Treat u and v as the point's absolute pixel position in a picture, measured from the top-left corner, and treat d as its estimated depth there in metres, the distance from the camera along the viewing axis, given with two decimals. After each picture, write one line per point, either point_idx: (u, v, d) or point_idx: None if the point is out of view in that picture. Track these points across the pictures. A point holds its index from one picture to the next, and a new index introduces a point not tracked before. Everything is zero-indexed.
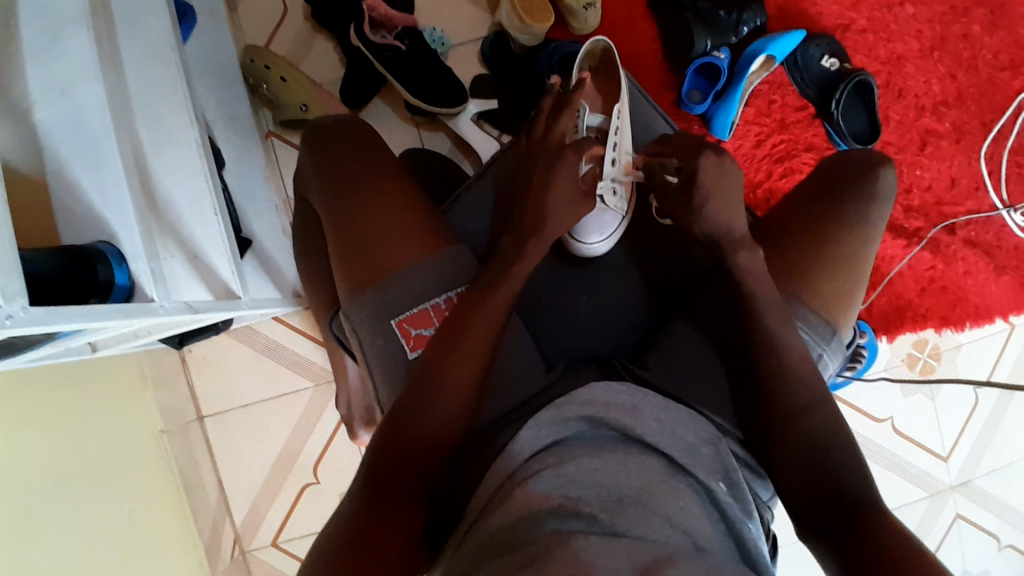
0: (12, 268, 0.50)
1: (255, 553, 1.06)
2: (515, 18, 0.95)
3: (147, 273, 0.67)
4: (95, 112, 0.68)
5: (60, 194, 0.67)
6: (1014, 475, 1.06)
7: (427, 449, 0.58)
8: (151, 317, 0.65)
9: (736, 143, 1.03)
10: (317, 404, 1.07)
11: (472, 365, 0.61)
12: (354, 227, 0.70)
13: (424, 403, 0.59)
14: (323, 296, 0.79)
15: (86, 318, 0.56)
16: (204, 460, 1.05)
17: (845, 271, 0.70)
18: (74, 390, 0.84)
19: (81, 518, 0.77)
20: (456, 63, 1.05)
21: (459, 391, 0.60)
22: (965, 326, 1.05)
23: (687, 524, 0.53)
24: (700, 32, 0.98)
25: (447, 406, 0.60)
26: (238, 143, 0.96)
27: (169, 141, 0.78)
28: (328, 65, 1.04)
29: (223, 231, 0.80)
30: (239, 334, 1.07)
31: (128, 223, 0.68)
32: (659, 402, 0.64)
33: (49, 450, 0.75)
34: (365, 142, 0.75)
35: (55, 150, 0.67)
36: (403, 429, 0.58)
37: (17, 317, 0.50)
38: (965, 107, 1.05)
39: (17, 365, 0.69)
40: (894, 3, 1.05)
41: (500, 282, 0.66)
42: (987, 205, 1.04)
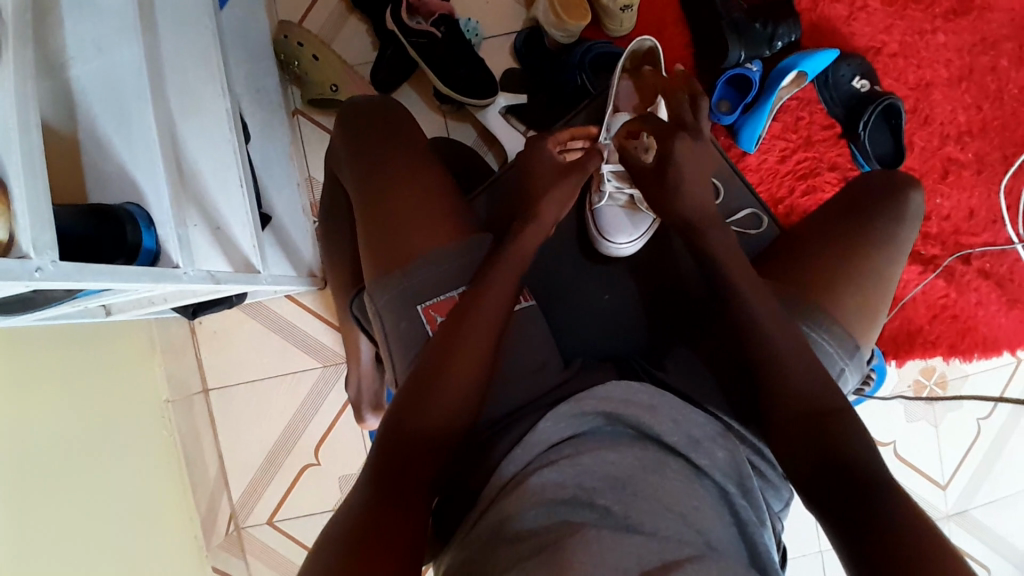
0: (43, 222, 0.49)
1: (250, 530, 1.06)
2: (552, 15, 0.95)
3: (174, 239, 0.66)
4: (129, 74, 0.67)
5: (91, 155, 0.67)
6: (1010, 507, 1.07)
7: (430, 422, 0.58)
8: (174, 283, 0.64)
9: (760, 157, 1.03)
10: (323, 385, 1.07)
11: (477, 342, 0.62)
12: (381, 210, 0.70)
13: (434, 389, 0.59)
14: (345, 276, 0.79)
15: (113, 277, 0.56)
16: (207, 433, 1.05)
17: (868, 285, 0.70)
18: (84, 353, 0.83)
19: (82, 481, 0.77)
20: (488, 55, 1.04)
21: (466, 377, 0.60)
22: (973, 356, 1.05)
23: (702, 525, 0.53)
24: (734, 43, 0.98)
25: (457, 392, 0.60)
26: (266, 118, 0.96)
27: (198, 110, 0.78)
28: (359, 49, 1.04)
29: (247, 204, 0.79)
30: (249, 309, 1.06)
31: (156, 186, 0.67)
32: (677, 404, 0.64)
33: (57, 411, 0.75)
34: (396, 126, 0.75)
35: (88, 110, 0.67)
36: (409, 420, 0.58)
37: (45, 271, 0.49)
38: (989, 138, 1.05)
39: (33, 323, 0.69)
40: (926, 30, 1.05)
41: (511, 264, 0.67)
42: (1004, 238, 1.05)
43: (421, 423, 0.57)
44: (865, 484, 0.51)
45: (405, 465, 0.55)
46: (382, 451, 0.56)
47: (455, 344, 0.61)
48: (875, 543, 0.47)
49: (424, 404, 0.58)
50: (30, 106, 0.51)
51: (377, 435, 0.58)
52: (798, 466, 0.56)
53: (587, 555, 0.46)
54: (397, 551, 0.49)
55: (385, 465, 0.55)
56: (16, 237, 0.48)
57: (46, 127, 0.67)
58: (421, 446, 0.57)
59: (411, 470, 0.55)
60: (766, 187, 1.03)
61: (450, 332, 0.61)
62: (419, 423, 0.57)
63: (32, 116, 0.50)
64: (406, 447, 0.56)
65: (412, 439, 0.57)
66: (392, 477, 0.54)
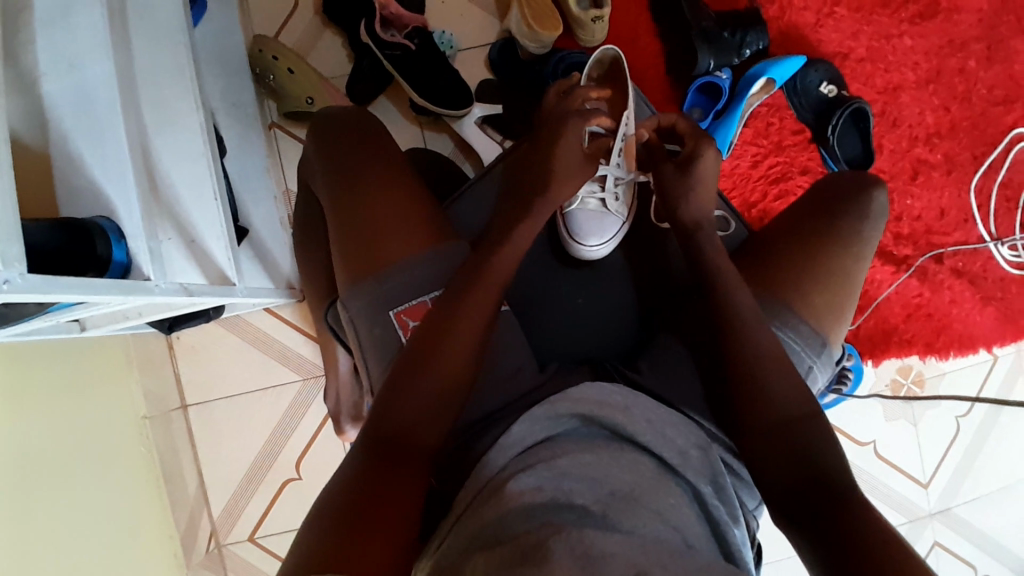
0: (12, 236, 0.49)
1: (231, 547, 1.05)
2: (525, 26, 0.97)
3: (145, 252, 0.67)
4: (101, 88, 0.68)
5: (62, 169, 0.67)
6: (991, 503, 1.08)
7: (412, 430, 0.57)
8: (146, 296, 0.64)
9: (733, 162, 1.05)
10: (304, 397, 1.06)
11: (455, 347, 0.60)
12: (354, 216, 0.70)
13: (413, 380, 0.58)
14: (321, 287, 0.80)
15: (84, 291, 0.56)
16: (186, 450, 1.04)
17: (837, 283, 0.71)
18: (59, 371, 0.83)
19: (58, 498, 0.76)
20: (463, 66, 1.05)
21: (453, 372, 0.60)
22: (949, 353, 1.07)
23: (676, 522, 0.53)
24: (703, 51, 1.00)
25: (439, 386, 0.59)
26: (242, 132, 0.97)
27: (171, 123, 0.78)
28: (336, 61, 1.05)
29: (221, 216, 0.79)
30: (229, 323, 1.06)
31: (129, 199, 0.67)
32: (650, 404, 0.64)
33: (33, 428, 0.75)
34: (369, 132, 0.76)
35: (60, 124, 0.67)
36: (387, 412, 0.57)
37: (14, 283, 0.49)
38: (958, 139, 1.08)
39: (6, 340, 0.69)
40: (893, 35, 1.08)
41: (482, 265, 0.66)
42: (976, 236, 1.07)
43: (401, 413, 0.57)
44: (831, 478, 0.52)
45: (398, 457, 0.55)
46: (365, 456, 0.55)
47: (441, 343, 0.60)
48: (838, 534, 0.48)
49: (404, 395, 0.58)
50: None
51: (361, 439, 0.56)
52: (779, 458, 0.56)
53: (572, 557, 0.46)
54: (384, 538, 0.49)
55: (368, 464, 0.54)
56: None
57: (18, 143, 0.67)
58: (400, 437, 0.56)
59: (399, 464, 0.55)
60: (740, 192, 1.05)
61: (427, 329, 0.61)
62: (397, 412, 0.57)
63: None
64: (389, 439, 0.56)
65: (390, 431, 0.56)
66: (378, 470, 0.54)
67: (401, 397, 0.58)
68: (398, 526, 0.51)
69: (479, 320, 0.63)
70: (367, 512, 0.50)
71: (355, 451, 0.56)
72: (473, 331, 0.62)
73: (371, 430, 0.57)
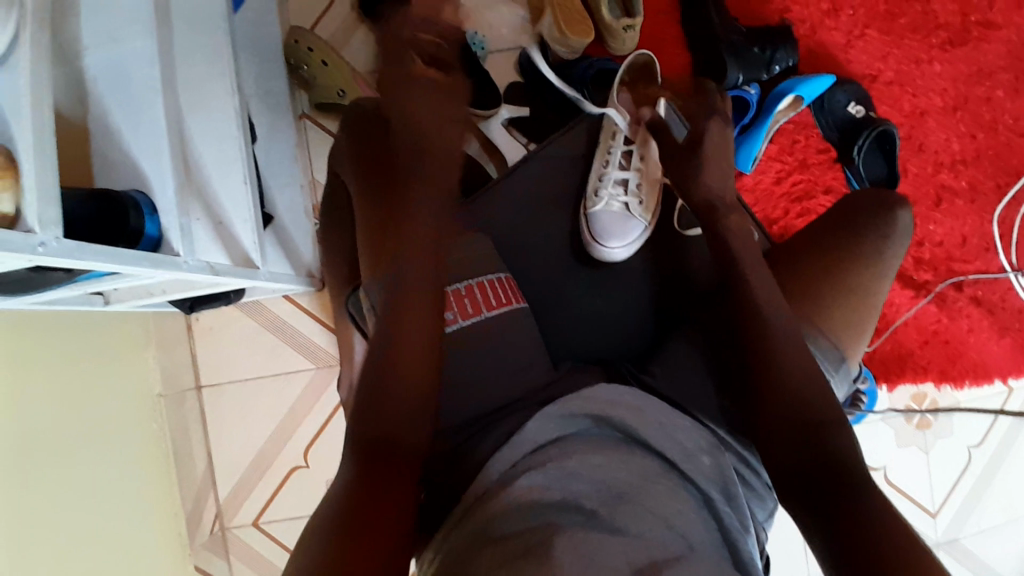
0: (50, 198, 0.51)
1: (234, 531, 1.05)
2: (556, 31, 0.98)
3: (175, 227, 0.68)
4: (141, 65, 0.69)
5: (99, 142, 0.69)
6: (999, 537, 1.06)
7: (393, 418, 0.58)
8: (173, 270, 0.65)
9: (756, 177, 1.05)
10: (316, 386, 1.07)
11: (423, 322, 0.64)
12: (380, 207, 0.72)
13: (387, 380, 0.59)
14: (343, 275, 0.81)
15: (115, 260, 0.57)
16: (196, 431, 1.05)
17: (855, 300, 0.71)
18: (79, 343, 0.84)
19: (70, 468, 0.77)
20: (493, 68, 1.07)
21: (419, 366, 0.62)
22: (964, 383, 1.06)
23: (684, 528, 0.53)
24: (733, 65, 1.01)
25: (407, 380, 0.60)
26: (273, 121, 0.98)
27: (205, 104, 0.79)
28: (368, 56, 1.07)
29: (250, 201, 0.81)
30: (246, 308, 1.07)
31: (162, 175, 0.69)
32: (661, 407, 0.65)
33: (50, 396, 0.76)
34: (397, 126, 0.77)
35: (100, 98, 0.69)
36: (368, 419, 0.58)
37: (49, 246, 0.50)
38: (983, 167, 1.07)
39: (31, 306, 0.70)
40: (922, 60, 1.08)
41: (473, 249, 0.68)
42: (997, 266, 1.06)
43: (379, 415, 0.58)
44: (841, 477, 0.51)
45: (385, 458, 0.55)
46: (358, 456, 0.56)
47: (407, 320, 0.63)
48: (848, 539, 0.48)
49: (380, 399, 0.59)
50: (44, 86, 0.52)
51: (352, 441, 0.58)
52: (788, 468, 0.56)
53: (573, 556, 0.46)
54: (386, 528, 0.50)
55: (363, 462, 0.55)
56: (22, 212, 0.49)
57: (58, 115, 0.69)
58: (383, 437, 0.57)
59: (390, 454, 0.56)
60: (762, 208, 1.05)
61: (392, 324, 0.63)
62: (379, 406, 0.59)
63: (45, 95, 0.52)
64: (374, 443, 0.56)
65: (375, 434, 0.57)
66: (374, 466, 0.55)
67: (374, 401, 0.59)
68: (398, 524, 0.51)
69: (427, 299, 0.66)
70: (367, 519, 0.50)
71: (348, 455, 0.57)
72: (430, 304, 0.65)
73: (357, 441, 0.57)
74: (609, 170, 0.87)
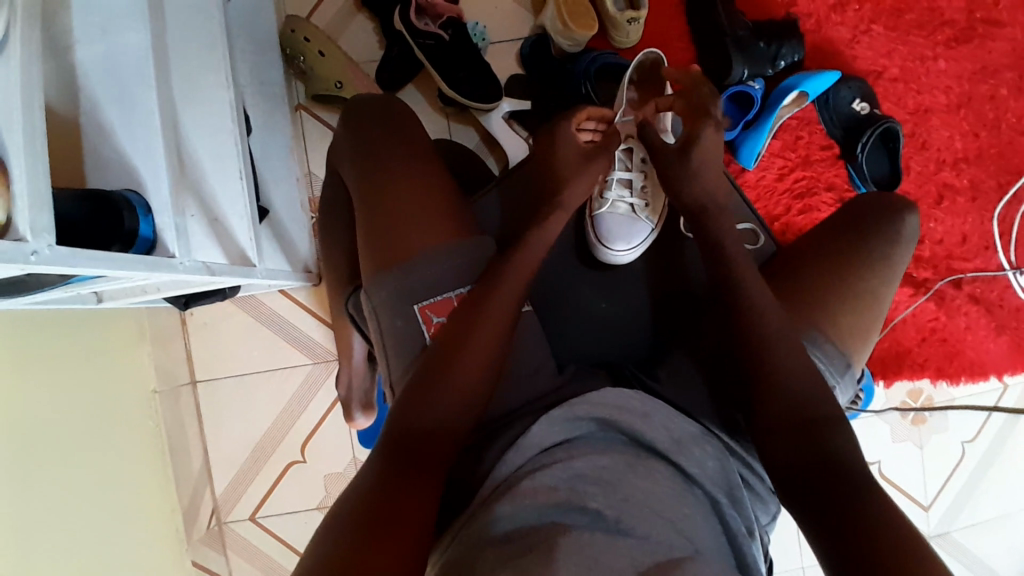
0: (43, 204, 0.49)
1: (231, 526, 1.05)
2: (559, 23, 0.96)
3: (171, 228, 0.66)
4: (135, 61, 0.67)
5: (91, 139, 0.67)
6: (990, 531, 1.08)
7: (440, 427, 0.57)
8: (169, 272, 0.64)
9: (759, 174, 1.05)
10: (314, 380, 1.06)
11: (489, 336, 0.62)
12: (381, 202, 0.70)
13: (435, 384, 0.59)
14: (343, 274, 0.79)
15: (109, 264, 0.55)
16: (192, 425, 1.04)
17: (864, 307, 0.71)
18: (72, 339, 0.83)
19: (65, 469, 0.76)
20: (493, 60, 1.05)
21: (477, 377, 0.61)
22: (960, 380, 1.06)
23: (690, 532, 0.53)
24: (737, 60, 1.00)
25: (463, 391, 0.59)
26: (268, 111, 0.96)
27: (199, 99, 0.77)
28: (365, 46, 1.04)
29: (245, 196, 0.79)
30: (242, 302, 1.06)
31: (157, 174, 0.67)
32: (669, 413, 0.64)
33: (44, 397, 0.74)
34: (400, 124, 0.75)
35: (92, 93, 0.67)
36: (408, 415, 0.57)
37: (42, 254, 0.49)
38: (984, 166, 1.07)
39: (21, 307, 0.68)
40: (927, 56, 1.07)
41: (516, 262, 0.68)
42: (995, 264, 1.06)
43: (422, 415, 0.57)
44: (833, 486, 0.52)
45: (420, 459, 0.55)
46: (389, 455, 0.55)
47: (470, 333, 0.62)
48: (841, 546, 0.48)
49: (426, 398, 0.58)
50: (35, 87, 0.50)
51: (385, 438, 0.57)
52: (791, 473, 0.56)
53: (576, 560, 0.46)
54: (411, 530, 0.49)
55: (392, 462, 0.54)
56: (13, 219, 0.48)
57: (48, 110, 0.67)
58: (424, 438, 0.56)
59: (424, 461, 0.55)
60: (764, 205, 1.05)
61: (453, 332, 0.62)
62: (427, 412, 0.58)
63: (37, 96, 0.50)
64: (411, 442, 0.56)
65: (410, 433, 0.56)
66: (402, 467, 0.54)
67: (419, 399, 0.58)
68: (416, 523, 0.50)
69: (503, 322, 0.64)
70: (390, 520, 0.49)
71: (377, 452, 0.56)
72: (499, 323, 0.63)
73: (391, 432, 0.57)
74: (608, 176, 0.86)
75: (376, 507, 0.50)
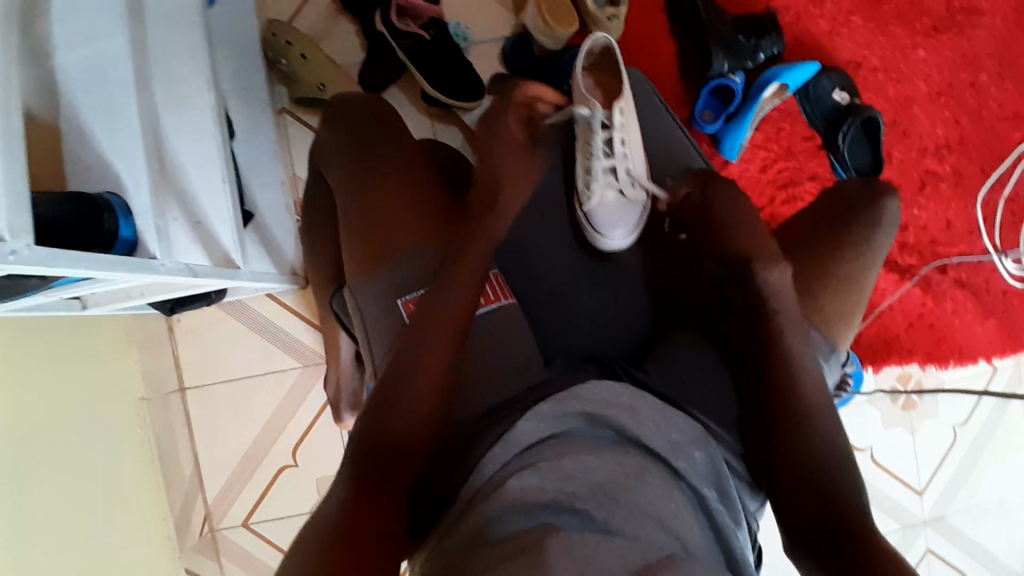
0: (20, 205, 0.49)
1: (223, 532, 1.04)
2: (540, 20, 0.96)
3: (152, 230, 0.66)
4: (115, 64, 0.67)
5: (71, 143, 0.67)
6: (985, 518, 1.08)
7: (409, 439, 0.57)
8: (151, 274, 0.64)
9: (742, 166, 1.05)
10: (304, 384, 1.06)
11: (451, 342, 0.60)
12: (362, 204, 0.71)
13: (403, 392, 0.58)
14: (329, 272, 0.79)
15: (90, 266, 0.55)
16: (182, 432, 1.04)
17: (848, 290, 0.71)
18: (58, 347, 0.82)
19: (54, 476, 0.75)
20: (476, 60, 1.05)
21: (439, 373, 0.59)
22: (949, 363, 1.07)
23: (678, 529, 0.53)
24: (717, 52, 1.00)
25: (428, 389, 0.58)
26: (252, 115, 0.96)
27: (181, 101, 0.77)
28: (348, 48, 1.04)
29: (229, 199, 0.79)
30: (230, 308, 1.05)
31: (138, 176, 0.67)
32: (656, 405, 0.64)
33: (30, 405, 0.74)
34: (382, 123, 0.75)
35: (71, 98, 0.67)
36: (379, 420, 0.57)
37: (20, 254, 0.48)
38: (966, 152, 1.08)
39: (3, 314, 0.68)
40: (907, 46, 1.08)
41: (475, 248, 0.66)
42: (980, 249, 1.07)
43: (393, 420, 0.57)
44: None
45: (393, 466, 0.55)
46: (361, 470, 0.55)
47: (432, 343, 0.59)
48: None
49: (391, 405, 0.57)
50: (12, 89, 0.50)
51: (355, 452, 0.56)
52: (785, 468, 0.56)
53: (569, 564, 0.45)
54: (381, 549, 0.50)
55: (364, 477, 0.54)
56: None
57: (28, 116, 0.67)
58: (396, 445, 0.56)
59: (394, 472, 0.55)
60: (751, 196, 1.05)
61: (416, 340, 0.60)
62: (394, 423, 0.57)
63: (13, 99, 0.50)
64: (382, 448, 0.56)
65: (379, 446, 0.56)
66: (372, 483, 0.54)
67: (387, 411, 0.57)
68: (391, 540, 0.51)
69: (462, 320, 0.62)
70: (362, 540, 0.50)
71: (348, 466, 0.55)
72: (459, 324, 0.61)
73: (363, 437, 0.57)
74: (594, 161, 0.85)
75: (350, 529, 0.50)
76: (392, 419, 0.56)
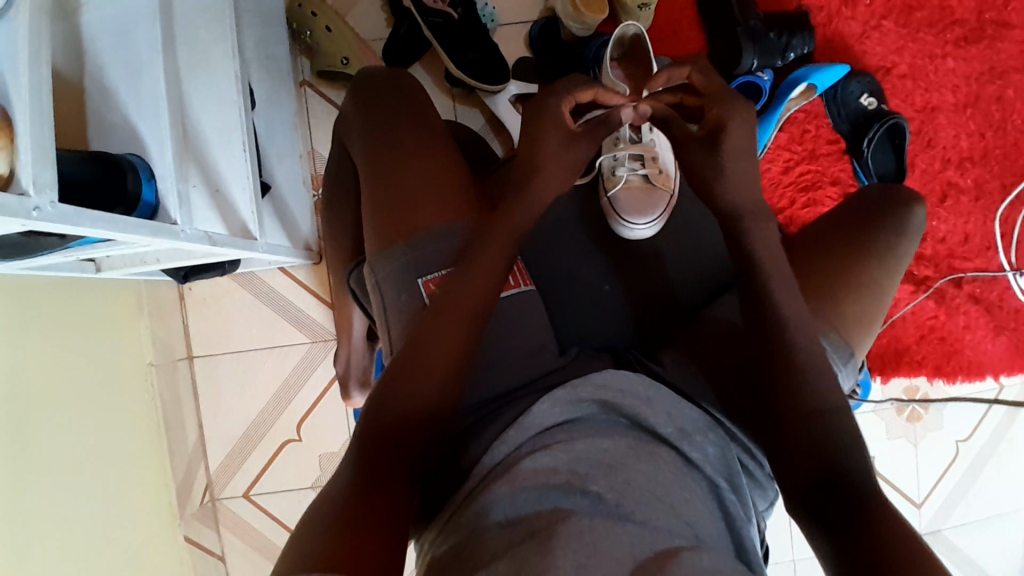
0: (46, 160, 0.48)
1: (225, 502, 1.05)
2: (570, 6, 0.95)
3: (174, 194, 0.65)
4: (142, 26, 0.66)
5: (95, 102, 0.66)
6: (982, 532, 1.08)
7: (415, 423, 0.57)
8: (171, 239, 0.63)
9: (764, 166, 1.05)
10: (312, 359, 1.05)
11: (462, 325, 0.62)
12: (385, 182, 0.70)
13: (411, 374, 0.59)
14: (346, 248, 0.79)
15: (112, 227, 0.55)
16: (188, 400, 1.04)
17: (868, 295, 0.70)
18: (69, 308, 0.82)
19: (60, 438, 0.75)
20: (502, 42, 1.04)
21: (444, 373, 0.60)
22: (957, 378, 1.07)
23: (690, 516, 0.52)
24: (747, 49, 0.99)
25: (435, 387, 0.59)
26: (274, 85, 0.95)
27: (205, 67, 0.76)
28: (373, 24, 1.03)
29: (250, 169, 0.78)
30: (241, 278, 1.05)
31: (161, 140, 0.66)
32: (672, 398, 0.63)
33: (41, 364, 0.74)
34: (408, 98, 0.74)
35: (98, 56, 0.66)
36: (384, 414, 0.57)
37: (44, 211, 0.48)
38: (988, 167, 1.07)
39: (20, 271, 0.67)
40: (937, 55, 1.07)
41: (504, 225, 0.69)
42: (996, 265, 1.06)
43: (398, 415, 0.57)
44: (842, 488, 0.53)
45: (395, 459, 0.55)
46: (365, 447, 0.55)
47: (444, 321, 0.61)
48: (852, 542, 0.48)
49: (400, 389, 0.58)
50: (41, 43, 0.49)
51: (358, 430, 0.57)
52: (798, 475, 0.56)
53: (575, 548, 0.46)
54: (388, 520, 0.50)
55: (369, 455, 0.55)
56: (16, 172, 0.46)
57: (54, 72, 0.66)
58: (400, 437, 0.56)
59: (398, 450, 0.55)
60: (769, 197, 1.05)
61: (431, 319, 0.62)
62: (400, 405, 0.57)
63: (42, 52, 0.49)
64: (384, 437, 0.56)
65: (386, 426, 0.56)
66: (377, 459, 0.54)
67: (395, 393, 0.58)
68: (400, 513, 0.51)
69: (479, 304, 0.64)
70: (369, 514, 0.49)
71: (354, 446, 0.56)
72: (475, 307, 0.63)
73: (364, 427, 0.57)
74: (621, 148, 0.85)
75: (352, 504, 0.50)
76: (398, 401, 0.58)
